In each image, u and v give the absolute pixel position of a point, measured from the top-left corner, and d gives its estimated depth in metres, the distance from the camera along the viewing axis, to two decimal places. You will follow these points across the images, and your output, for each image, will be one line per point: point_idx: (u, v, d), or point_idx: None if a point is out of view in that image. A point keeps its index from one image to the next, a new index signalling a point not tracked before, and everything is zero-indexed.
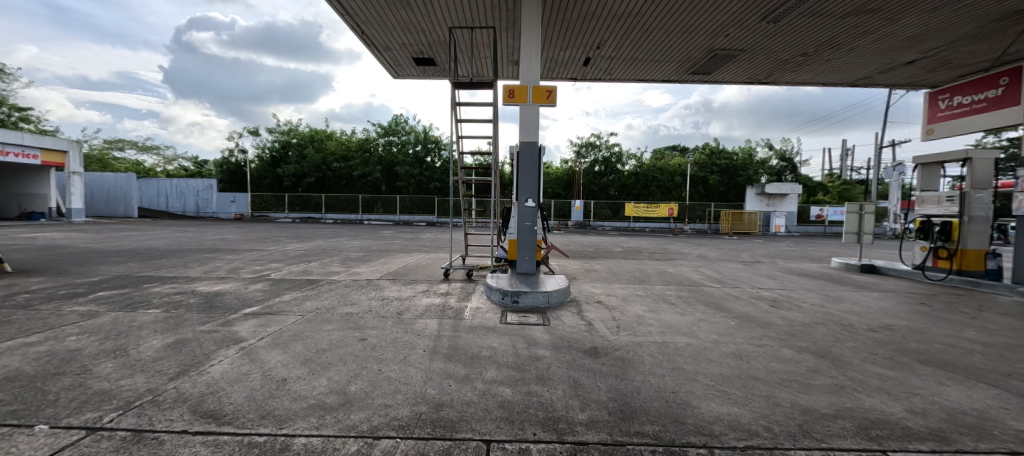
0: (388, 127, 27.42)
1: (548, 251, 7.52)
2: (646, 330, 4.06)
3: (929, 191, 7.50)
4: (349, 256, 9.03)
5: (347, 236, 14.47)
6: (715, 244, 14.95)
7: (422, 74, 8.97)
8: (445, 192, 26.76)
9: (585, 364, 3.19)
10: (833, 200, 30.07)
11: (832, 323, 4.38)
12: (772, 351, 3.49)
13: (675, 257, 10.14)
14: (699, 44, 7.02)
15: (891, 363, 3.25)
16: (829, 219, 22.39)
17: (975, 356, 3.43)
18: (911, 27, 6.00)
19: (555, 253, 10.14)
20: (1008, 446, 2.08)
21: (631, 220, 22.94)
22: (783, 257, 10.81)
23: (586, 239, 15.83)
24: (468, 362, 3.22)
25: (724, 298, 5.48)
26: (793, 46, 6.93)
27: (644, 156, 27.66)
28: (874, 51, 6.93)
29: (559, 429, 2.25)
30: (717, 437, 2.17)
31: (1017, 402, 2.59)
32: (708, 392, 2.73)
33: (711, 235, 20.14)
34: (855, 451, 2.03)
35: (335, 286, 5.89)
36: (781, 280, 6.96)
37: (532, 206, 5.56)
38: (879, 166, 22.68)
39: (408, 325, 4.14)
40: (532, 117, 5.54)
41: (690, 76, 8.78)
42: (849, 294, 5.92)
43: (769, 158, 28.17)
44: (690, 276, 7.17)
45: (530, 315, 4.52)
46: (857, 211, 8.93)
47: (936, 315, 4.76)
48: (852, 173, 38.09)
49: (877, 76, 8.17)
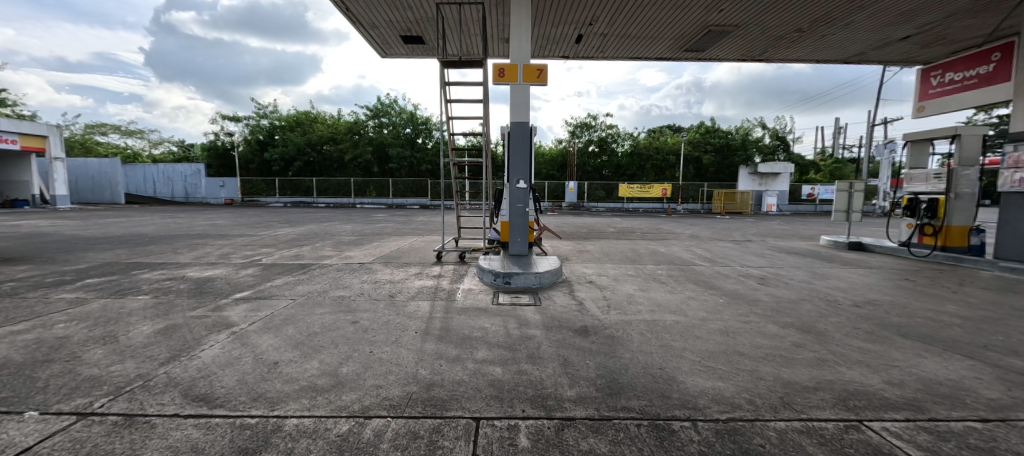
0: (378, 108, 26.96)
1: (540, 232, 7.50)
2: (636, 308, 4.12)
3: (917, 169, 7.54)
4: (342, 239, 9.00)
5: (340, 220, 14.38)
6: (707, 223, 15.05)
7: (411, 53, 8.74)
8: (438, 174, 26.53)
9: (575, 343, 3.23)
10: (826, 179, 30.27)
11: (818, 299, 4.47)
12: (759, 327, 3.55)
13: (667, 237, 10.23)
14: (693, 20, 6.84)
15: (874, 337, 3.34)
16: (820, 198, 22.58)
17: (954, 329, 3.54)
18: (905, 3, 5.92)
19: (549, 234, 10.14)
20: (979, 414, 2.16)
21: (624, 200, 22.96)
22: (773, 236, 10.94)
23: (580, 220, 15.89)
24: (459, 342, 3.25)
25: (714, 276, 5.55)
26: (787, 23, 6.81)
27: (639, 135, 27.50)
28: (869, 27, 6.85)
29: (548, 405, 2.30)
30: (701, 410, 2.23)
31: (992, 373, 2.68)
32: (694, 367, 2.79)
33: (703, 215, 20.35)
34: (832, 420, 2.11)
35: (327, 270, 5.87)
36: (770, 258, 7.08)
37: (524, 187, 5.51)
38: (870, 143, 22.76)
39: (401, 307, 4.16)
40: (522, 97, 5.42)
41: (684, 53, 8.61)
42: (837, 270, 6.02)
43: (764, 136, 28.17)
44: (682, 256, 7.25)
45: (523, 296, 4.55)
46: (847, 189, 8.97)
47: (920, 290, 4.88)
48: (843, 150, 38.63)
49: (871, 52, 8.08)
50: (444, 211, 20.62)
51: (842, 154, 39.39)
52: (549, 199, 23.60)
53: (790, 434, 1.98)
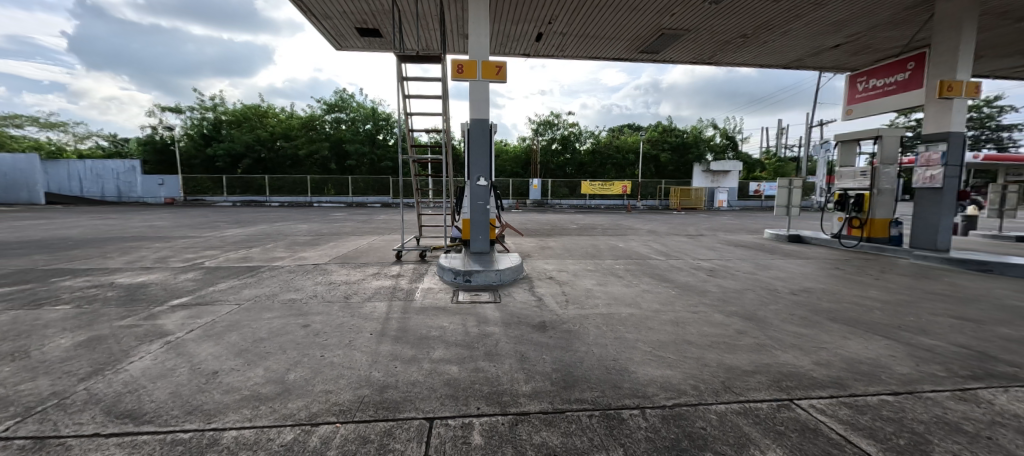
0: (336, 103, 26.16)
1: (502, 229, 7.51)
2: (593, 302, 4.23)
3: (847, 167, 8.24)
4: (296, 240, 8.56)
5: (294, 219, 13.69)
6: (664, 219, 15.70)
7: (368, 46, 8.45)
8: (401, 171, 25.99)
9: (533, 338, 3.26)
10: (770, 177, 32.52)
11: (760, 288, 4.79)
12: (706, 316, 3.74)
13: (626, 232, 10.56)
14: (647, 23, 7.08)
15: (807, 322, 3.62)
16: (766, 194, 24.20)
17: (875, 312, 3.90)
18: (835, 13, 6.43)
19: (512, 231, 10.19)
20: (892, 388, 2.40)
21: (586, 197, 23.46)
22: (723, 230, 11.57)
23: (543, 216, 16.08)
24: (416, 343, 3.19)
25: (668, 269, 5.80)
26: (733, 28, 7.22)
27: (600, 134, 28.28)
28: (804, 35, 7.39)
29: (503, 401, 2.30)
30: (650, 398, 2.32)
31: (904, 350, 2.98)
32: (646, 357, 2.89)
33: (661, 211, 21.24)
34: (767, 401, 2.26)
35: (278, 272, 5.56)
36: (720, 251, 7.49)
37: (485, 184, 5.48)
38: (808, 143, 24.70)
39: (356, 309, 4.02)
40: (481, 93, 5.38)
41: (640, 55, 8.91)
42: (778, 261, 6.47)
43: (715, 136, 29.82)
44: (639, 250, 7.52)
45: (483, 293, 4.53)
46: (787, 185, 9.65)
47: (848, 277, 5.35)
48: (785, 150, 41.64)
49: (807, 58, 8.73)
50: (407, 209, 20.18)
51: (784, 153, 42.51)
52: (514, 197, 23.67)
53: (729, 416, 2.10)
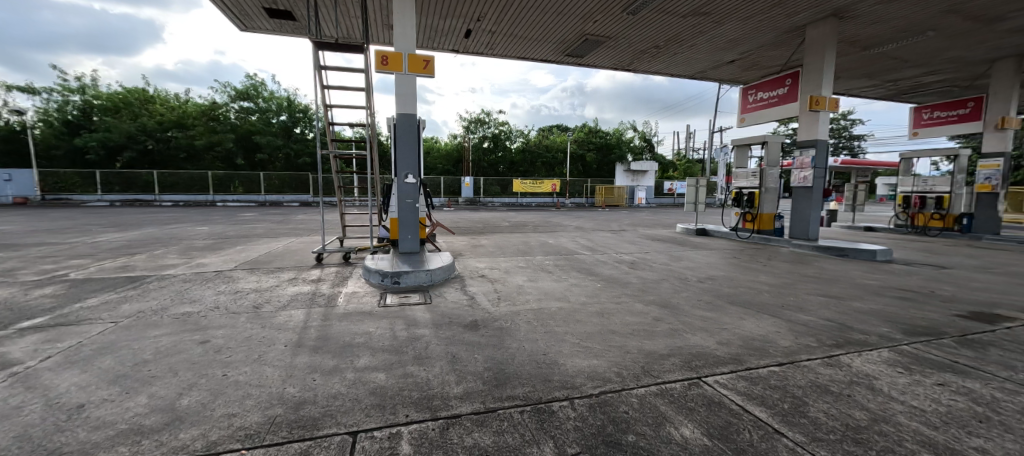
0: (243, 90, 23.57)
1: (433, 228, 7.34)
2: (525, 298, 4.32)
3: (741, 169, 9.44)
4: (193, 245, 7.48)
5: (192, 221, 11.98)
6: (591, 216, 16.64)
7: (279, 29, 7.68)
8: (321, 168, 24.15)
9: (464, 338, 3.22)
10: (680, 176, 36.20)
11: (673, 277, 5.29)
12: (628, 306, 4.03)
13: (556, 229, 10.99)
14: (572, 28, 7.40)
15: (712, 306, 4.08)
16: (677, 192, 26.88)
17: (764, 294, 4.54)
18: (730, 32, 7.34)
19: (443, 230, 10.03)
20: (778, 359, 2.79)
21: (518, 195, 23.95)
22: (643, 226, 12.57)
23: (476, 215, 16.06)
24: (338, 352, 2.97)
25: (594, 264, 6.15)
26: (648, 39, 7.86)
27: (530, 134, 29.13)
28: (706, 49, 8.31)
29: (434, 406, 2.24)
30: (578, 388, 2.42)
31: (786, 326, 3.49)
32: (574, 349, 3.02)
33: (587, 208, 22.48)
34: (679, 380, 2.49)
35: (170, 282, 4.80)
36: (639, 245, 8.13)
37: (414, 182, 5.31)
38: (710, 146, 27.96)
39: (268, 319, 3.63)
40: (407, 87, 5.17)
41: (566, 58, 9.29)
42: (688, 253, 7.21)
43: (634, 138, 32.37)
44: (568, 246, 7.87)
45: (412, 295, 4.38)
46: (695, 184, 10.78)
47: (743, 265, 6.14)
48: (692, 152, 46.65)
49: (709, 71, 9.83)
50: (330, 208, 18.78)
51: (691, 155, 47.53)
52: (446, 195, 23.26)
53: (647, 398, 2.28)
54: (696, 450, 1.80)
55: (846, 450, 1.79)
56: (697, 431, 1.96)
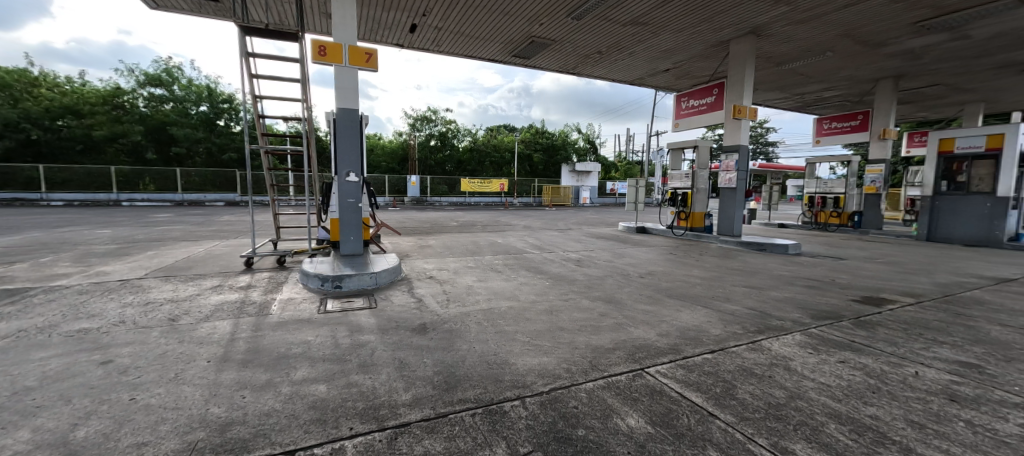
0: (153, 75, 20.96)
1: (378, 228, 7.04)
2: (474, 298, 4.30)
3: (675, 170, 10.19)
4: (89, 250, 6.47)
5: (87, 223, 10.37)
6: (539, 215, 17.00)
7: (196, 9, 6.90)
8: (250, 164, 22.19)
9: (413, 342, 3.13)
10: (621, 177, 38.26)
11: (616, 273, 5.57)
12: (576, 303, 4.17)
13: (505, 228, 11.07)
14: (519, 29, 7.49)
15: (651, 300, 4.34)
16: (619, 192, 28.40)
17: (697, 286, 4.93)
18: (665, 42, 7.87)
19: (388, 231, 9.67)
20: (709, 347, 3.04)
21: (466, 195, 23.81)
22: (588, 224, 13.06)
23: (423, 214, 15.70)
24: (273, 364, 2.73)
25: (543, 262, 6.28)
26: (591, 44, 8.19)
27: (478, 133, 29.10)
28: (644, 57, 8.84)
29: (381, 416, 2.14)
30: (529, 386, 2.46)
31: (716, 316, 3.82)
32: (525, 348, 3.05)
33: (535, 207, 22.96)
34: (624, 372, 2.62)
35: (59, 295, 4.11)
36: (585, 243, 8.46)
37: (356, 181, 5.05)
38: (647, 150, 29.93)
39: (186, 333, 3.24)
40: (348, 81, 4.90)
41: (513, 58, 9.38)
42: (629, 250, 7.63)
43: (579, 140, 33.66)
44: (516, 245, 7.97)
45: (355, 299, 4.16)
46: (634, 184, 11.44)
47: (678, 260, 6.63)
48: (632, 154, 49.60)
49: (646, 78, 10.47)
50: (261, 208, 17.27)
51: (631, 157, 50.39)
52: (391, 194, 22.43)
53: (595, 392, 2.37)
54: (641, 439, 1.90)
55: (768, 426, 2.00)
56: (641, 420, 2.07)
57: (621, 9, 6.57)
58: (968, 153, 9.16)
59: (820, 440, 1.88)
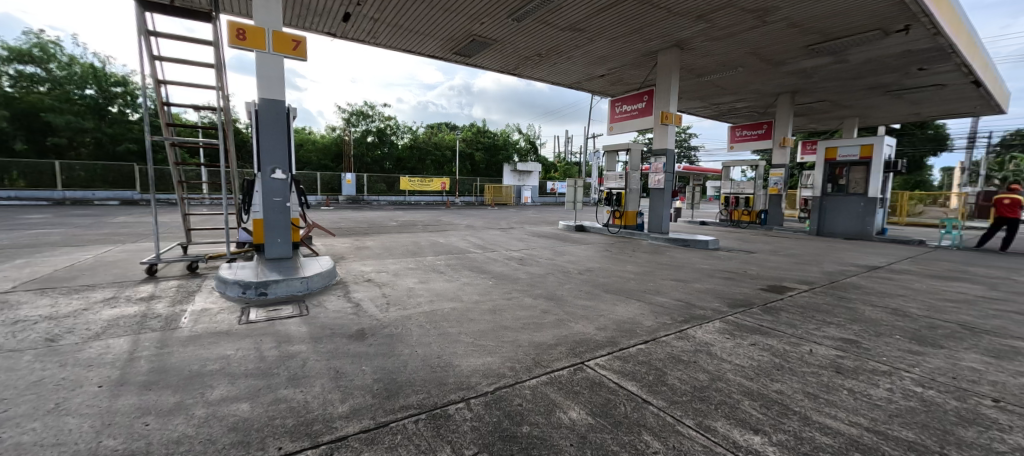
0: (19, 49, 17.64)
1: (309, 230, 6.56)
2: (416, 300, 4.16)
3: (610, 172, 10.78)
4: None
5: None
6: (482, 214, 17.00)
7: None
8: (153, 157, 19.55)
9: (349, 350, 2.95)
10: (560, 177, 39.64)
11: (557, 271, 5.73)
12: (519, 301, 4.22)
13: (447, 228, 10.91)
14: (459, 26, 7.43)
15: (590, 295, 4.53)
16: (558, 192, 29.42)
17: (631, 281, 5.24)
18: (601, 49, 8.30)
19: (320, 232, 9.05)
20: (643, 338, 3.24)
21: (406, 194, 23.18)
22: (530, 223, 13.34)
23: (360, 214, 14.94)
24: (182, 385, 2.41)
25: (486, 261, 6.28)
26: (531, 46, 8.36)
27: (418, 130, 28.44)
28: (581, 62, 9.23)
29: (313, 431, 1.98)
30: (473, 387, 2.43)
31: (650, 308, 4.09)
32: (469, 349, 3.02)
33: (478, 207, 22.96)
34: (566, 367, 2.70)
35: None
36: (527, 242, 8.61)
37: (283, 178, 4.67)
38: (584, 151, 31.38)
39: (67, 355, 2.74)
40: (272, 69, 4.51)
41: (454, 56, 9.28)
42: (570, 248, 7.90)
43: (520, 140, 34.31)
44: (459, 245, 7.89)
45: (284, 307, 3.83)
46: (573, 185, 11.90)
47: (615, 257, 7.01)
48: (571, 155, 51.60)
49: (583, 82, 10.94)
50: (168, 207, 15.30)
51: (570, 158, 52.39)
52: (324, 193, 21.29)
53: (539, 388, 2.41)
54: (582, 430, 1.96)
55: (694, 408, 2.17)
56: (583, 412, 2.14)
57: (561, 14, 6.79)
58: (847, 160, 10.77)
59: (737, 416, 2.09)
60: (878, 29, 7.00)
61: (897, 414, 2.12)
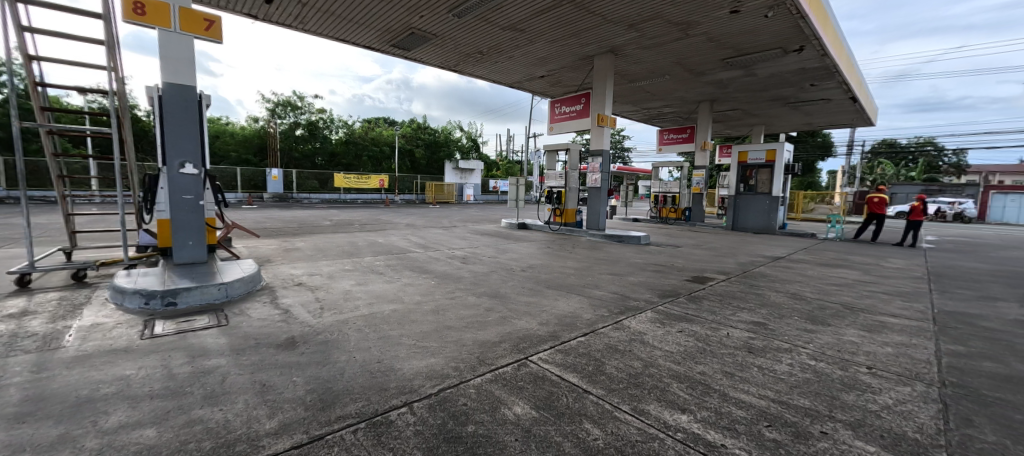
0: None
1: (228, 230, 5.94)
2: (353, 304, 3.95)
3: (550, 171, 11.07)
4: None
5: None
6: (423, 213, 16.61)
7: None
8: (21, 147, 16.47)
9: (278, 361, 2.72)
10: (503, 175, 39.99)
11: (500, 269, 5.78)
12: (462, 300, 4.19)
13: (386, 227, 10.50)
14: (396, 18, 7.17)
15: (533, 292, 4.63)
16: (501, 190, 29.69)
17: (572, 277, 5.44)
18: (540, 50, 8.50)
19: (241, 233, 8.24)
20: (583, 331, 3.38)
21: (341, 191, 22.03)
22: (473, 221, 13.30)
23: (289, 213, 13.85)
24: (66, 413, 2.05)
25: (428, 261, 6.15)
26: (471, 43, 8.32)
27: (354, 125, 27.08)
28: (521, 62, 9.38)
29: (235, 452, 1.79)
30: (417, 390, 2.37)
31: (590, 302, 4.27)
32: (411, 351, 2.93)
33: (419, 205, 22.42)
34: (509, 363, 2.73)
35: None
36: (469, 240, 8.57)
37: (194, 174, 4.19)
38: (526, 150, 31.99)
39: None
40: (180, 50, 4.03)
41: (392, 49, 8.93)
42: (513, 246, 8.00)
43: (462, 138, 34.06)
44: (399, 244, 7.64)
45: (198, 318, 3.43)
46: (515, 183, 12.06)
47: (556, 253, 7.23)
48: (513, 154, 52.27)
49: (524, 82, 11.12)
50: (44, 206, 12.98)
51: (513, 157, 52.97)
52: (245, 189, 19.49)
53: (483, 386, 2.41)
54: (527, 424, 2.00)
55: (630, 394, 2.31)
56: (527, 407, 2.18)
57: (502, 12, 6.84)
58: (756, 163, 12.18)
59: (667, 398, 2.25)
60: (778, 48, 7.96)
61: (796, 385, 2.43)
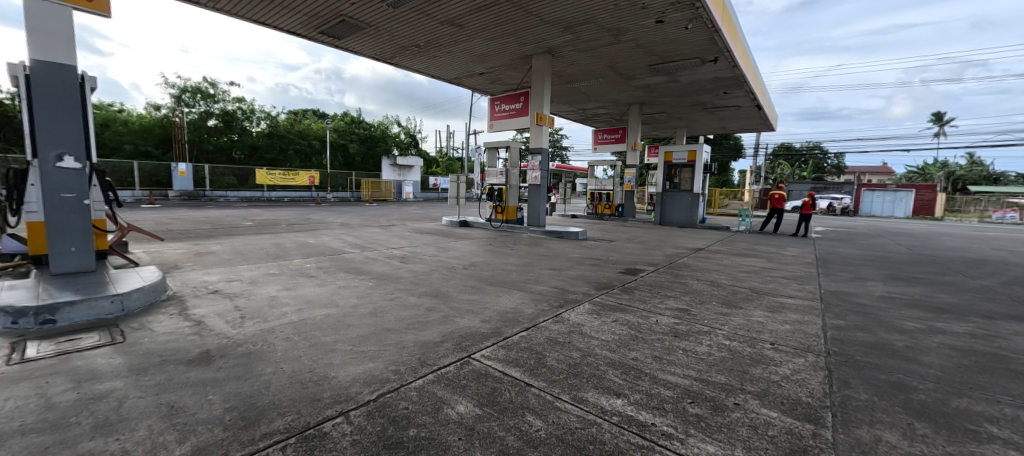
0: None
1: (123, 233, 5.17)
2: (280, 311, 3.65)
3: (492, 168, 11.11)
4: None
5: None
6: (359, 211, 15.78)
7: None
8: None
9: (189, 378, 2.43)
10: (444, 172, 39.35)
11: (441, 268, 5.69)
12: (402, 301, 4.07)
13: (317, 227, 9.83)
14: (325, 3, 6.71)
15: (475, 289, 4.62)
16: (443, 187, 29.20)
17: (514, 273, 5.52)
18: (479, 46, 8.47)
19: (139, 236, 7.20)
20: (525, 325, 3.45)
21: (265, 189, 20.26)
22: (414, 220, 12.92)
23: (201, 214, 12.41)
24: None
25: (364, 262, 5.87)
26: (408, 36, 8.05)
27: (278, 117, 24.98)
28: (461, 58, 9.28)
29: None
30: (353, 398, 2.26)
31: (532, 297, 4.38)
32: (347, 357, 2.79)
33: (354, 203, 21.30)
34: (451, 362, 2.71)
35: None
36: (409, 239, 8.32)
37: (76, 168, 3.61)
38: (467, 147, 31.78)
39: None
40: (52, 22, 3.43)
41: (321, 36, 8.35)
42: (455, 244, 7.92)
43: (400, 133, 32.92)
44: (332, 245, 7.20)
45: (86, 335, 2.96)
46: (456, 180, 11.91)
47: (499, 250, 7.29)
48: (455, 150, 51.60)
49: (464, 78, 11.02)
50: None
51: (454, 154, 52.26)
52: (145, 186, 17.10)
53: (425, 388, 2.36)
54: (470, 422, 1.99)
55: (570, 384, 2.40)
56: (470, 405, 2.17)
57: (440, 6, 6.70)
58: (680, 163, 13.27)
59: (603, 385, 2.38)
60: (697, 58, 8.73)
61: (714, 363, 2.70)
